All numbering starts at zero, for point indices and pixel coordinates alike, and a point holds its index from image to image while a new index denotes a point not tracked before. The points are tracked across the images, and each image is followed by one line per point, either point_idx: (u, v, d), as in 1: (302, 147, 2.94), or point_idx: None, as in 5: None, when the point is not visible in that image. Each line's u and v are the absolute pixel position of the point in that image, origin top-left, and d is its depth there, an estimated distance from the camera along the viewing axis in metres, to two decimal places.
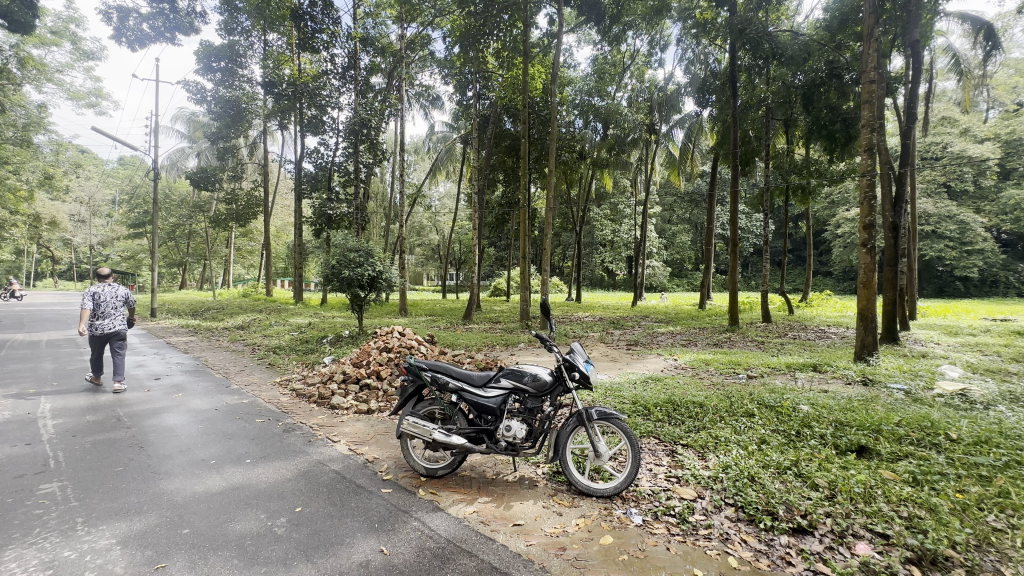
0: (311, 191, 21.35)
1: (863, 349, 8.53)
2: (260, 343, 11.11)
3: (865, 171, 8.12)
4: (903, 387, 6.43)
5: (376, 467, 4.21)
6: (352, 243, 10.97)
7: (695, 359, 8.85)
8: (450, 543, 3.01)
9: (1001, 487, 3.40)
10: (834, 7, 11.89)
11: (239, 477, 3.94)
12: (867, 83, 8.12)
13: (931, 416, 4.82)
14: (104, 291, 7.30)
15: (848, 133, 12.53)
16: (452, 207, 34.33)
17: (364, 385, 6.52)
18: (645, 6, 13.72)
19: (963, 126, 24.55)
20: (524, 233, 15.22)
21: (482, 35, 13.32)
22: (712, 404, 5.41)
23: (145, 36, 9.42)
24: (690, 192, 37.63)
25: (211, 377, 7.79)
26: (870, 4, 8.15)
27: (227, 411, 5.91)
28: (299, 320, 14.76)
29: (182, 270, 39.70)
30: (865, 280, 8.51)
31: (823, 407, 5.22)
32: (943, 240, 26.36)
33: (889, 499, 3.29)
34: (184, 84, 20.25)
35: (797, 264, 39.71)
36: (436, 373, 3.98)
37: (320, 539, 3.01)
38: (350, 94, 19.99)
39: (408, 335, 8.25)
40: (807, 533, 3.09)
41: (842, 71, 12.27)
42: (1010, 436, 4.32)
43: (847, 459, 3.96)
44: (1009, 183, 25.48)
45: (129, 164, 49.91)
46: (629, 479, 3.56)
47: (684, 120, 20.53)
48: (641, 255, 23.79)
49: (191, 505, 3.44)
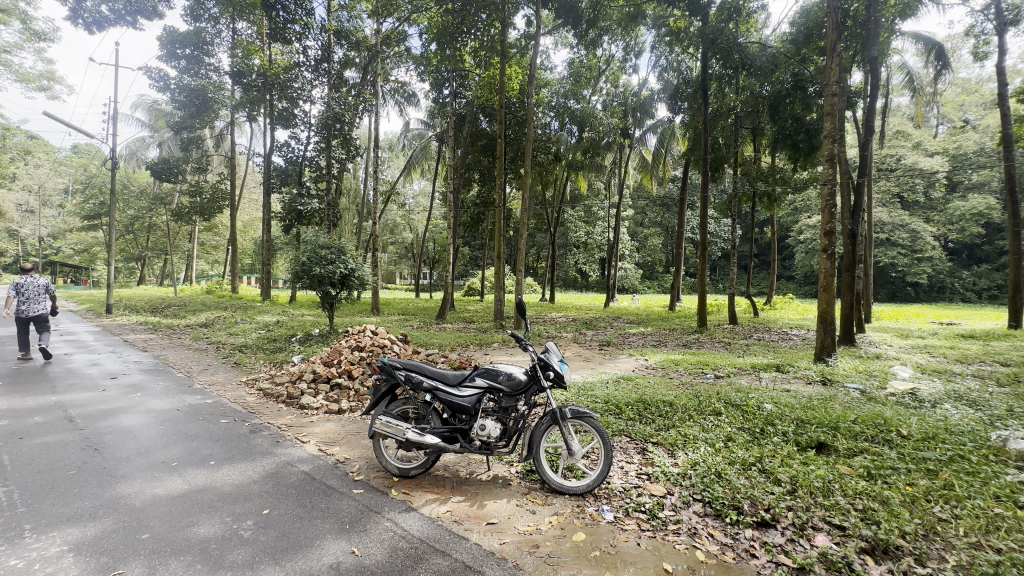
0: (280, 186, 20.69)
1: (823, 349, 8.92)
2: (224, 341, 10.71)
3: (826, 180, 8.47)
4: (860, 385, 6.81)
5: (348, 467, 4.14)
6: (324, 240, 10.70)
7: (665, 359, 9.10)
8: (423, 543, 2.98)
9: (946, 480, 3.62)
10: (800, 21, 12.48)
11: (202, 480, 3.80)
12: (830, 96, 8.51)
13: (884, 414, 5.10)
14: (24, 280, 7.89)
15: (811, 142, 13.20)
16: (426, 205, 34.22)
17: (334, 385, 6.39)
18: (621, 11, 14.03)
19: (915, 140, 25.83)
20: (500, 232, 14.78)
21: (459, 34, 13.50)
22: (681, 403, 5.55)
23: (103, 18, 8.99)
24: (663, 196, 38.53)
25: (172, 376, 7.53)
26: (833, 20, 8.46)
27: (189, 412, 5.67)
28: (267, 318, 14.31)
29: (141, 265, 37.98)
30: (824, 283, 8.89)
31: (786, 405, 5.44)
32: (895, 248, 27.68)
33: (846, 493, 3.45)
34: (146, 70, 19.32)
35: (762, 268, 41.07)
36: (410, 372, 3.93)
37: (289, 542, 2.94)
38: (322, 88, 19.65)
39: (380, 333, 8.13)
40: (769, 526, 3.21)
41: (806, 84, 12.78)
42: (954, 432, 4.61)
43: (807, 455, 4.13)
44: (956, 195, 27.21)
45: (84, 153, 47.40)
46: (601, 477, 3.63)
47: (657, 125, 20.95)
48: (614, 258, 24.06)
49: (151, 509, 3.30)
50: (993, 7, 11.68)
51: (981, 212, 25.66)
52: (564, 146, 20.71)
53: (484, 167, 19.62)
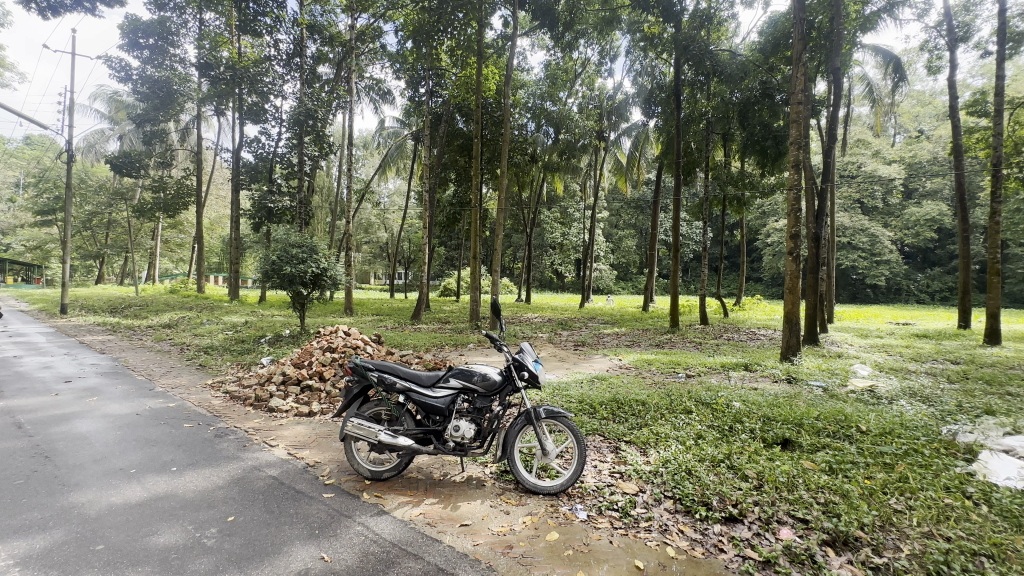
0: (250, 182, 20.12)
1: (788, 349, 9.21)
2: (188, 342, 10.31)
3: (792, 185, 8.75)
4: (822, 382, 7.10)
5: (318, 471, 4.05)
6: (295, 238, 10.44)
7: (638, 359, 9.23)
8: (395, 547, 2.94)
9: (901, 473, 3.79)
10: (768, 31, 12.92)
11: (162, 487, 3.65)
12: (795, 103, 8.78)
13: (845, 411, 5.32)
14: None
15: (778, 149, 13.69)
16: (402, 204, 33.85)
17: (305, 386, 6.25)
18: (596, 15, 14.21)
19: (875, 148, 27.03)
20: (476, 232, 14.61)
21: (435, 32, 13.37)
22: (654, 402, 5.65)
23: (60, 4, 8.60)
24: (636, 199, 39.18)
25: (130, 379, 7.18)
26: (799, 30, 8.74)
27: (149, 416, 5.44)
28: (234, 319, 13.82)
29: (99, 263, 36.28)
30: (790, 285, 9.19)
31: (753, 403, 5.61)
32: (856, 251, 28.85)
33: (809, 487, 3.57)
34: (105, 59, 18.45)
35: (731, 269, 42.26)
36: (383, 373, 3.87)
37: (255, 549, 2.85)
38: (294, 83, 19.28)
39: (353, 334, 8.00)
40: (737, 521, 3.29)
41: (774, 92, 13.31)
42: (909, 427, 4.83)
43: (773, 451, 4.26)
44: (911, 202, 28.63)
45: (37, 143, 44.99)
46: (575, 476, 3.66)
47: (632, 129, 21.30)
48: (590, 259, 24.30)
49: (106, 518, 3.15)
50: (944, 24, 12.35)
51: (934, 218, 27.12)
52: (541, 147, 20.87)
53: (460, 167, 19.56)
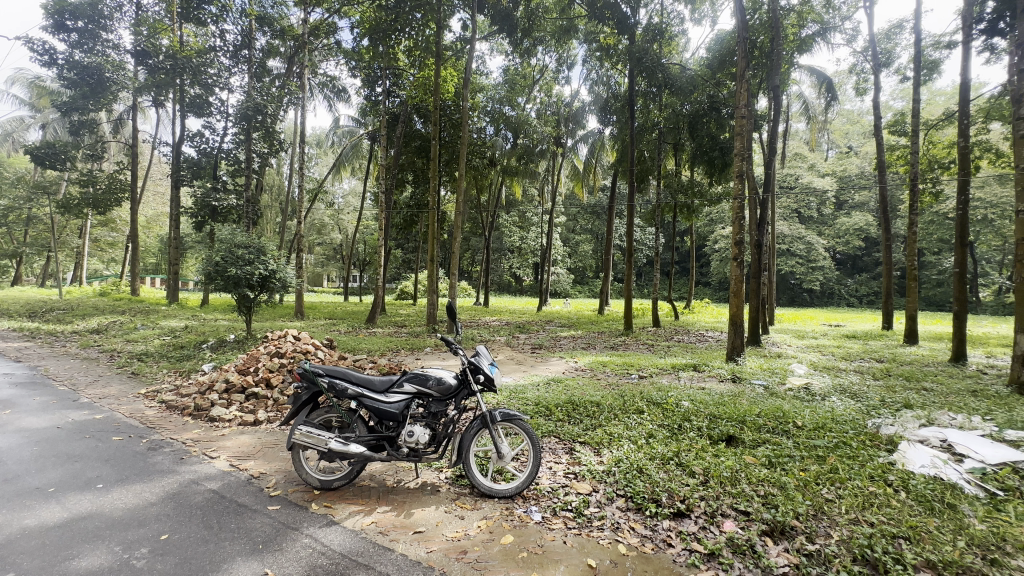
0: (191, 178, 18.86)
1: (733, 349, 9.67)
2: (120, 349, 9.56)
3: (737, 194, 9.21)
4: (764, 381, 7.51)
5: (263, 482, 3.86)
6: (240, 238, 9.93)
7: (594, 362, 9.41)
8: (345, 558, 2.85)
9: (832, 465, 4.07)
10: (715, 48, 13.69)
11: (86, 505, 3.36)
12: (739, 117, 9.25)
13: (782, 407, 5.64)
14: None
15: (724, 159, 14.40)
16: (356, 204, 32.95)
17: (250, 394, 5.95)
18: (554, 23, 14.34)
19: (810, 162, 28.92)
20: (434, 235, 14.30)
21: (392, 31, 13.11)
22: (607, 403, 5.78)
23: None
24: (593, 204, 40.05)
25: (51, 390, 6.58)
26: (741, 48, 9.18)
27: (72, 429, 5.01)
28: (173, 323, 12.93)
29: (16, 264, 33.04)
30: (735, 289, 9.71)
31: (700, 402, 5.84)
32: (794, 257, 30.70)
33: (750, 481, 3.76)
34: (26, 41, 16.91)
35: (682, 274, 43.99)
36: (334, 378, 3.75)
37: (191, 568, 2.68)
38: (241, 76, 18.43)
39: (304, 338, 7.71)
40: (685, 516, 3.42)
41: (720, 106, 14.01)
42: (839, 421, 5.20)
43: (718, 448, 4.46)
44: (842, 213, 30.90)
45: None
46: (530, 478, 3.68)
47: (588, 136, 21.85)
48: (547, 263, 24.57)
49: (18, 543, 2.86)
50: (869, 50, 13.46)
51: (861, 228, 29.46)
52: (499, 152, 20.97)
53: (418, 169, 19.35)
